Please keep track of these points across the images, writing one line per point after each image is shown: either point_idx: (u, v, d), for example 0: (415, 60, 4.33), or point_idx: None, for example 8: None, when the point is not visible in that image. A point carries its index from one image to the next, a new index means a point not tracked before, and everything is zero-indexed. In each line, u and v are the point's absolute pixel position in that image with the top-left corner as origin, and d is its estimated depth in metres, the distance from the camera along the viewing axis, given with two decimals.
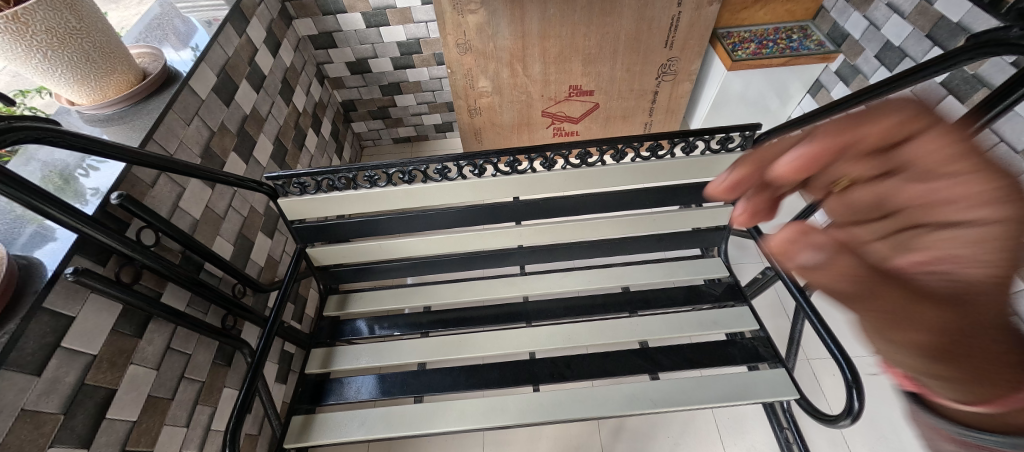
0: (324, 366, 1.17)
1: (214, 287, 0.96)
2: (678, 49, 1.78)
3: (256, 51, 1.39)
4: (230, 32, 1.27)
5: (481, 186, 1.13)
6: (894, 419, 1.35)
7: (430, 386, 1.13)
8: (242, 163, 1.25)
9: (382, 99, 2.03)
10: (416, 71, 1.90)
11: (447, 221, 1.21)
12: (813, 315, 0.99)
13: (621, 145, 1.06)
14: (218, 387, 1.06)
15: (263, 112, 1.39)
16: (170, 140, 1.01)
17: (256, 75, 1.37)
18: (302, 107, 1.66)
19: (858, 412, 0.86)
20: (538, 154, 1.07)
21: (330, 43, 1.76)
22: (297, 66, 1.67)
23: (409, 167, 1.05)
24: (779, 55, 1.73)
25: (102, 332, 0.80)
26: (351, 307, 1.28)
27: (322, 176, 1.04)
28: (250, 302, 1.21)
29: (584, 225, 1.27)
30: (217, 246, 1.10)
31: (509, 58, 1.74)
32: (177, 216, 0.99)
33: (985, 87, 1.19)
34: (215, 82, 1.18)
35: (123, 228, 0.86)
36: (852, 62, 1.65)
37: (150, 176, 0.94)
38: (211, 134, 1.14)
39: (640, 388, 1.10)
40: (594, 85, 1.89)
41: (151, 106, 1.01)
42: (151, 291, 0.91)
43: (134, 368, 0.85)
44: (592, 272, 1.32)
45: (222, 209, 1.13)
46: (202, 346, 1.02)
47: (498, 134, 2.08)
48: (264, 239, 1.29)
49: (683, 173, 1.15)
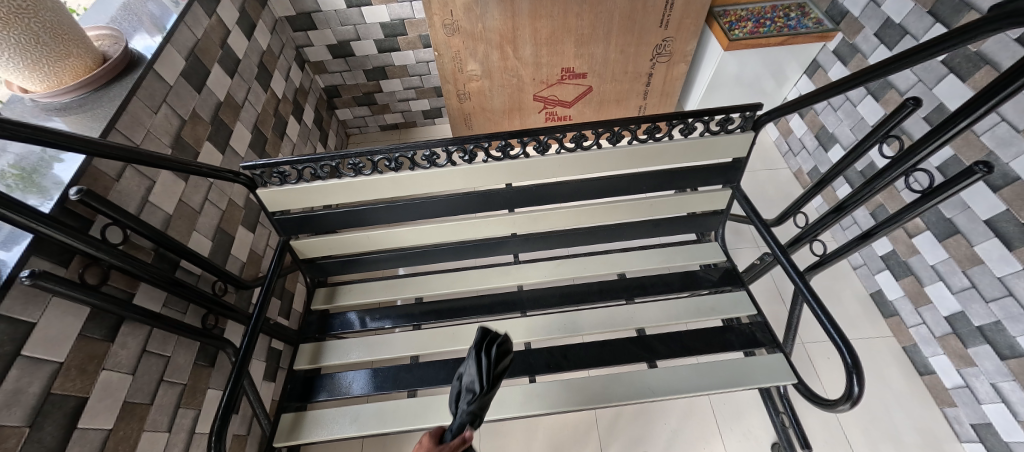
0: (313, 361, 1.13)
1: (191, 286, 0.91)
2: (673, 28, 1.72)
3: (229, 33, 1.31)
4: (198, 13, 1.19)
5: (472, 173, 1.08)
6: (887, 401, 1.39)
7: (424, 380, 1.10)
8: (218, 153, 1.19)
9: (367, 84, 1.95)
10: (402, 54, 1.82)
11: (437, 210, 1.16)
12: (812, 299, 0.95)
13: (617, 128, 1.02)
14: (201, 389, 1.01)
15: (239, 99, 1.32)
16: (136, 130, 0.94)
17: (230, 59, 1.29)
18: (281, 93, 1.58)
19: (857, 397, 0.83)
20: (531, 139, 1.02)
21: (310, 24, 1.68)
22: (275, 50, 1.58)
23: (396, 153, 0.99)
24: (776, 34, 1.69)
25: (69, 337, 0.75)
26: (340, 300, 1.23)
27: (303, 165, 0.98)
28: (232, 299, 1.16)
29: (579, 212, 1.23)
30: (194, 242, 1.04)
31: (499, 39, 1.67)
32: (147, 212, 0.93)
33: (987, 64, 1.16)
34: (183, 66, 1.10)
35: (86, 225, 0.80)
36: (850, 41, 1.62)
37: (114, 169, 0.87)
38: (182, 123, 1.07)
39: (639, 377, 1.08)
40: (587, 67, 1.83)
41: (113, 92, 0.94)
42: (121, 292, 0.85)
43: (107, 374, 0.80)
44: (588, 259, 1.29)
45: (197, 202, 1.07)
46: (182, 347, 0.97)
47: (488, 119, 2.02)
48: (245, 233, 1.24)
49: (681, 157, 1.11)
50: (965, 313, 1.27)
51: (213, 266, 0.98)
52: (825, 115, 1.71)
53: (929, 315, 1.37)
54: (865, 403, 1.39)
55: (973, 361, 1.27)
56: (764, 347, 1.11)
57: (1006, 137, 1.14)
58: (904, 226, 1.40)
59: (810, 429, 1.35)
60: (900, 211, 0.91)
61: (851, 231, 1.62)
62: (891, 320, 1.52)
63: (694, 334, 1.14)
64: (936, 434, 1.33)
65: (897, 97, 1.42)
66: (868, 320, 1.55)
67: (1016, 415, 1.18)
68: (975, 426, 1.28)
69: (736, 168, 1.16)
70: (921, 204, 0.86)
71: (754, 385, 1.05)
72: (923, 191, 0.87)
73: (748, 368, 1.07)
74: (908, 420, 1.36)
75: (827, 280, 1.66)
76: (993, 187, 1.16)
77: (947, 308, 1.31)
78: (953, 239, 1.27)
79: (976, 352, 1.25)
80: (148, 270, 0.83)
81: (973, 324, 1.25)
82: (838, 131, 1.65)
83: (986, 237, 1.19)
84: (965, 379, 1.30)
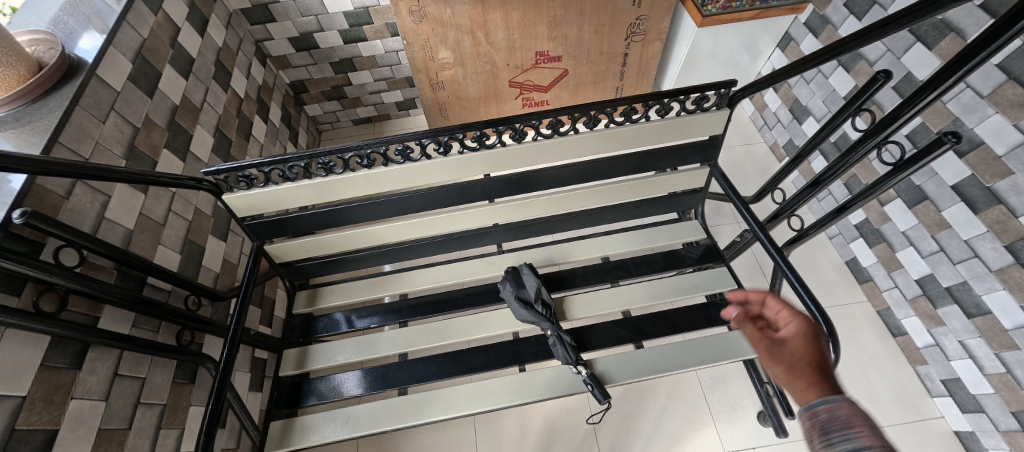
0: (299, 366, 1.10)
1: (161, 304, 0.86)
2: (646, 6, 1.69)
3: (178, 30, 1.22)
4: (143, 10, 1.11)
5: (448, 166, 1.06)
6: (862, 362, 1.45)
7: (415, 377, 1.09)
8: (178, 161, 1.12)
9: (335, 77, 1.87)
10: (369, 44, 1.75)
11: (416, 206, 1.13)
12: (790, 273, 0.97)
13: (594, 112, 1.00)
14: (183, 407, 0.98)
15: (197, 101, 1.24)
16: (83, 143, 0.88)
17: (182, 59, 1.22)
18: (243, 92, 1.50)
19: (834, 363, 0.85)
20: (506, 126, 0.99)
21: (268, 16, 1.59)
22: (233, 46, 1.49)
23: (367, 150, 0.95)
24: (749, 8, 1.67)
25: (29, 369, 0.71)
26: (323, 302, 1.20)
27: (270, 167, 0.94)
28: (207, 313, 1.11)
29: (560, 199, 1.21)
30: (159, 256, 0.99)
31: (469, 25, 1.62)
32: (104, 229, 0.88)
33: (953, 32, 1.18)
34: (129, 69, 1.03)
35: (36, 250, 0.75)
36: (821, 12, 1.62)
37: (62, 186, 0.82)
38: (135, 131, 1.01)
39: (628, 358, 1.08)
40: (562, 50, 1.80)
41: (53, 103, 0.87)
42: (84, 317, 0.80)
43: (77, 403, 0.77)
44: (571, 245, 1.28)
45: (160, 214, 1.01)
46: (157, 367, 0.93)
47: (463, 108, 1.97)
48: (215, 243, 1.19)
49: (659, 137, 1.10)
50: (934, 275, 1.32)
51: (185, 280, 0.93)
52: (799, 88, 1.72)
53: (901, 278, 1.42)
54: (843, 367, 1.45)
55: (942, 320, 1.32)
56: None
57: (970, 103, 1.16)
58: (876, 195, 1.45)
59: None
60: (874, 184, 0.92)
61: (827, 202, 1.65)
62: (865, 286, 1.57)
63: (679, 312, 1.16)
64: (910, 392, 1.40)
65: (868, 68, 1.43)
66: (844, 286, 1.60)
67: (982, 369, 1.24)
68: (945, 381, 1.35)
69: (713, 147, 1.16)
70: (891, 178, 0.88)
71: (736, 357, 1.07)
72: (893, 165, 0.88)
73: (731, 341, 1.09)
74: (882, 379, 1.42)
75: (805, 250, 1.70)
76: (959, 153, 1.19)
77: (917, 271, 1.36)
78: (922, 205, 1.31)
79: (945, 312, 1.30)
80: (113, 291, 0.79)
81: (942, 285, 1.30)
82: (811, 104, 1.67)
83: (953, 201, 1.22)
84: (934, 338, 1.35)
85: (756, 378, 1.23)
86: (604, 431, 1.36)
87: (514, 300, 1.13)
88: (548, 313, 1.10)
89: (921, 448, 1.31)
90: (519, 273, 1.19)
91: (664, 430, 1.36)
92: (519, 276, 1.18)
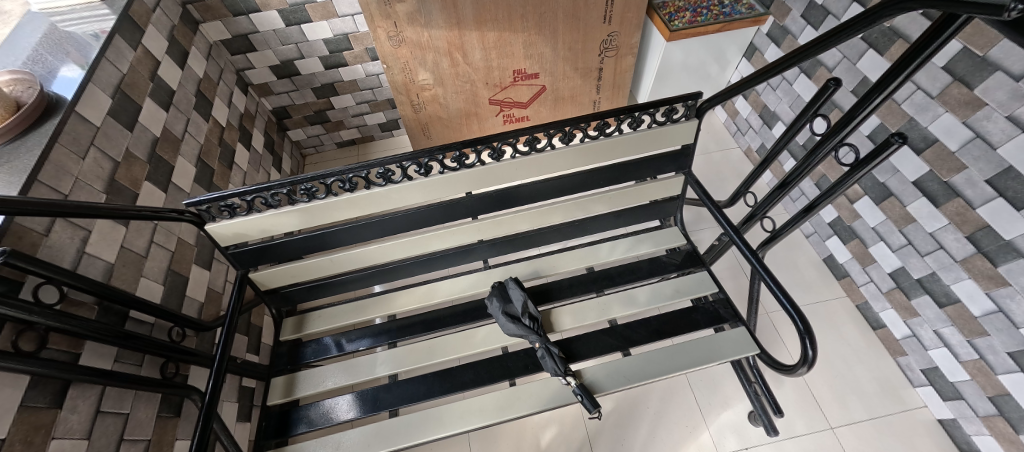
0: (287, 394, 1.08)
1: (142, 336, 0.85)
2: (616, 23, 1.76)
3: (158, 64, 1.24)
4: (121, 45, 1.13)
5: (430, 186, 1.08)
6: (845, 358, 1.49)
7: (405, 399, 1.08)
8: (159, 192, 1.12)
9: (318, 102, 1.89)
10: (350, 69, 1.78)
11: (401, 226, 1.15)
12: (767, 275, 1.00)
13: (568, 127, 1.04)
14: (168, 441, 0.96)
15: (177, 132, 1.25)
16: (63, 180, 0.89)
17: (162, 92, 1.23)
18: (224, 121, 1.51)
19: (812, 360, 0.87)
20: (485, 145, 1.03)
21: (248, 46, 1.61)
22: (213, 76, 1.51)
23: (349, 173, 0.97)
24: (712, 22, 1.77)
25: (7, 411, 0.70)
26: (310, 327, 1.19)
27: (253, 195, 0.95)
28: (192, 344, 1.10)
29: (542, 213, 1.24)
30: (142, 288, 0.98)
31: (447, 47, 1.66)
32: (85, 265, 0.88)
33: (900, 38, 1.25)
34: (109, 105, 1.05)
35: (14, 289, 0.75)
36: (781, 23, 1.70)
37: (42, 224, 0.82)
38: (115, 166, 1.01)
39: (615, 366, 1.10)
40: (538, 68, 1.85)
41: (30, 143, 0.88)
42: (64, 355, 0.79)
43: (58, 443, 0.75)
44: (556, 256, 1.30)
45: (142, 247, 1.01)
46: (141, 401, 0.92)
47: (446, 127, 2.00)
48: (198, 272, 1.18)
49: (633, 148, 1.14)
50: (905, 267, 1.37)
51: (168, 312, 0.93)
52: (766, 95, 1.80)
53: (875, 272, 1.47)
54: (828, 363, 1.48)
55: (916, 311, 1.36)
56: (728, 322, 1.16)
57: (923, 103, 1.23)
58: (846, 193, 1.51)
59: (782, 395, 1.43)
60: (838, 182, 0.97)
61: (799, 202, 1.71)
62: (843, 281, 1.62)
63: (664, 318, 1.18)
64: (893, 383, 1.43)
65: (826, 74, 1.51)
66: (824, 284, 1.65)
67: (957, 356, 1.28)
68: (924, 370, 1.39)
69: (685, 155, 1.20)
70: (853, 175, 0.93)
71: (721, 358, 1.09)
72: (853, 163, 0.93)
73: (715, 344, 1.11)
74: (866, 373, 1.45)
75: (784, 250, 1.75)
76: (916, 149, 1.26)
77: (889, 264, 1.41)
78: (888, 201, 1.37)
79: (919, 302, 1.35)
80: (93, 327, 0.78)
81: (913, 277, 1.35)
82: (779, 109, 1.74)
83: (915, 196, 1.28)
84: (911, 329, 1.40)
85: (743, 378, 1.21)
86: (598, 440, 1.37)
87: (501, 315, 1.14)
88: (536, 326, 1.12)
89: (908, 437, 1.34)
90: (506, 287, 1.21)
91: (658, 436, 1.37)
92: (506, 291, 1.20)
